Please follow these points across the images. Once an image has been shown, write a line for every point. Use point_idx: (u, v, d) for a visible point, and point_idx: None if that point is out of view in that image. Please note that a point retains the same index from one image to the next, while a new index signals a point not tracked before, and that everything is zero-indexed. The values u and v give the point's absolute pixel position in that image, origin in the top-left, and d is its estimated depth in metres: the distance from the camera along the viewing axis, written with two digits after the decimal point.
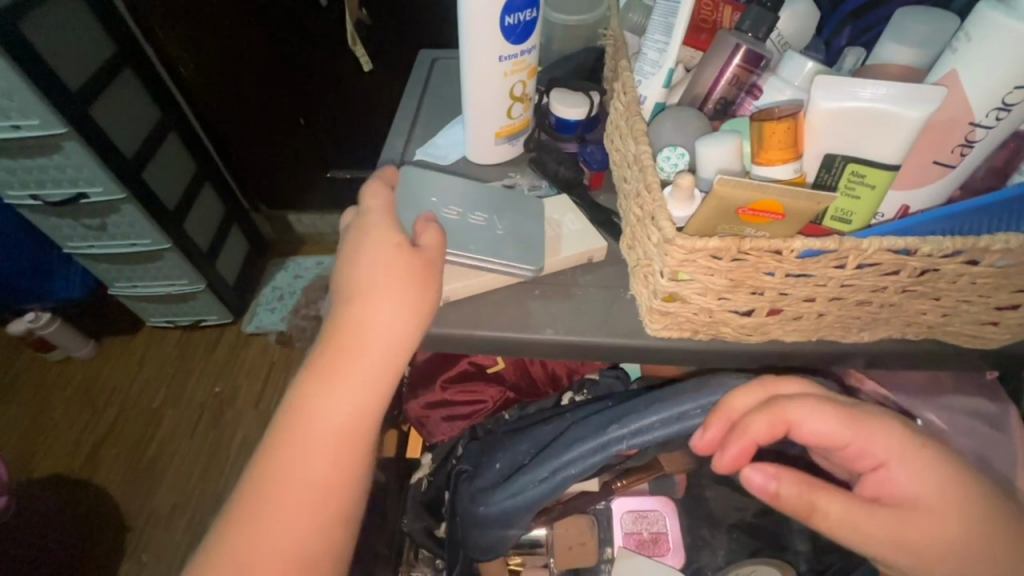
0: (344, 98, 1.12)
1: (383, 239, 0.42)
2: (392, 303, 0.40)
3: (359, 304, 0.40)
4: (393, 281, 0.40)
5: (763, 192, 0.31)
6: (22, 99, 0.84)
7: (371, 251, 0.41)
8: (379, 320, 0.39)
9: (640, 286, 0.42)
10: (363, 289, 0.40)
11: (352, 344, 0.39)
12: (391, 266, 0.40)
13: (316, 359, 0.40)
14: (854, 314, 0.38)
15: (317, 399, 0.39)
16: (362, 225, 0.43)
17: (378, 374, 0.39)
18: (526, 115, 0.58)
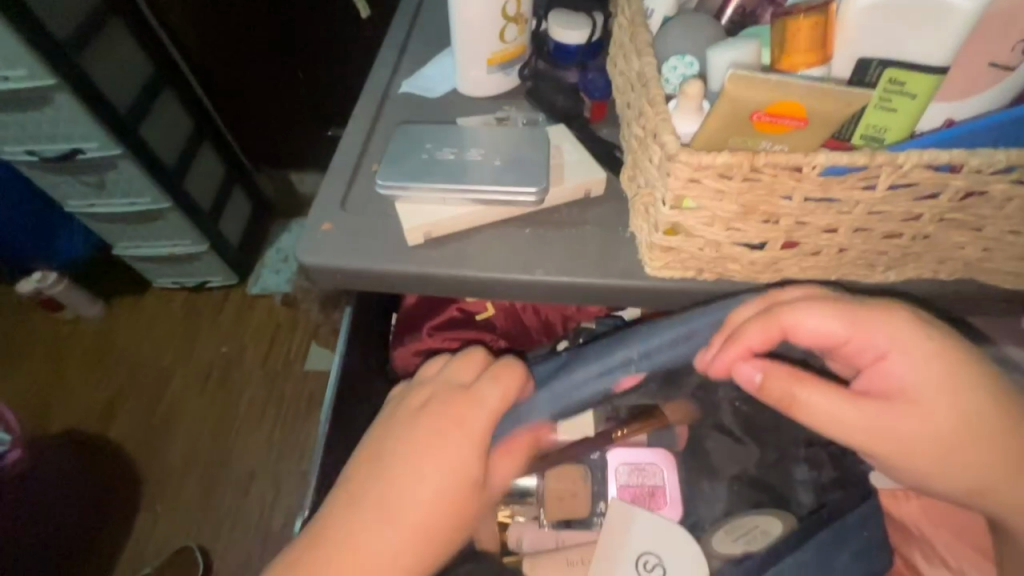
0: (341, 47, 1.05)
1: (463, 437, 0.37)
2: (456, 482, 0.36)
3: (422, 467, 0.36)
4: (462, 491, 0.36)
5: (783, 91, 0.26)
6: (6, 46, 0.79)
7: (432, 454, 0.36)
8: (440, 487, 0.36)
9: (640, 220, 0.38)
10: (440, 446, 0.36)
11: (408, 510, 0.35)
12: (464, 498, 0.36)
13: (366, 506, 0.35)
14: (881, 249, 0.34)
15: (355, 561, 0.34)
16: (448, 412, 0.38)
17: (427, 545, 0.35)
18: (521, 39, 0.52)
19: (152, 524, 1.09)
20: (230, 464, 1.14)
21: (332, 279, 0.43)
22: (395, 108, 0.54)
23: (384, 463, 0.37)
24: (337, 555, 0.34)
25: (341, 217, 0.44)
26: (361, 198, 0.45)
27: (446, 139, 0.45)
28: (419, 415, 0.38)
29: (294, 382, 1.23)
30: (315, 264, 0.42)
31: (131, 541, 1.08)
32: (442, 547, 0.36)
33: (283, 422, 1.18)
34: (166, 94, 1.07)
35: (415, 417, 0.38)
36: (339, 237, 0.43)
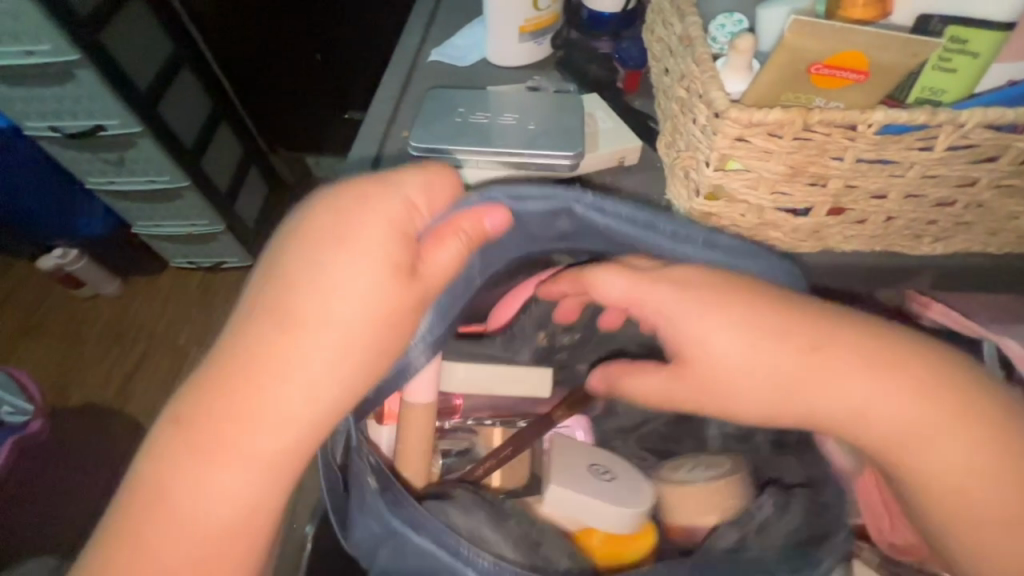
0: (363, 27, 1.05)
1: (370, 224, 0.27)
2: (371, 290, 0.26)
3: (325, 266, 0.26)
4: (375, 302, 0.26)
5: (846, 42, 0.26)
6: (30, 20, 0.80)
7: (341, 277, 0.26)
8: (349, 293, 0.26)
9: (678, 187, 0.37)
10: (339, 247, 0.26)
11: (305, 328, 0.26)
12: (383, 295, 0.26)
13: (258, 320, 0.26)
14: (930, 217, 0.33)
15: (243, 391, 0.26)
16: (347, 199, 0.27)
17: (336, 370, 0.26)
18: (554, 7, 0.52)
19: None
20: None
21: None
22: (423, 76, 0.53)
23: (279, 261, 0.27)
24: (224, 384, 0.26)
25: None
26: (392, 164, 0.45)
27: (480, 104, 0.45)
28: (321, 212, 0.27)
29: None
30: None
31: None
32: (362, 379, 0.27)
33: None
34: (183, 71, 1.07)
35: (313, 214, 0.27)
36: None
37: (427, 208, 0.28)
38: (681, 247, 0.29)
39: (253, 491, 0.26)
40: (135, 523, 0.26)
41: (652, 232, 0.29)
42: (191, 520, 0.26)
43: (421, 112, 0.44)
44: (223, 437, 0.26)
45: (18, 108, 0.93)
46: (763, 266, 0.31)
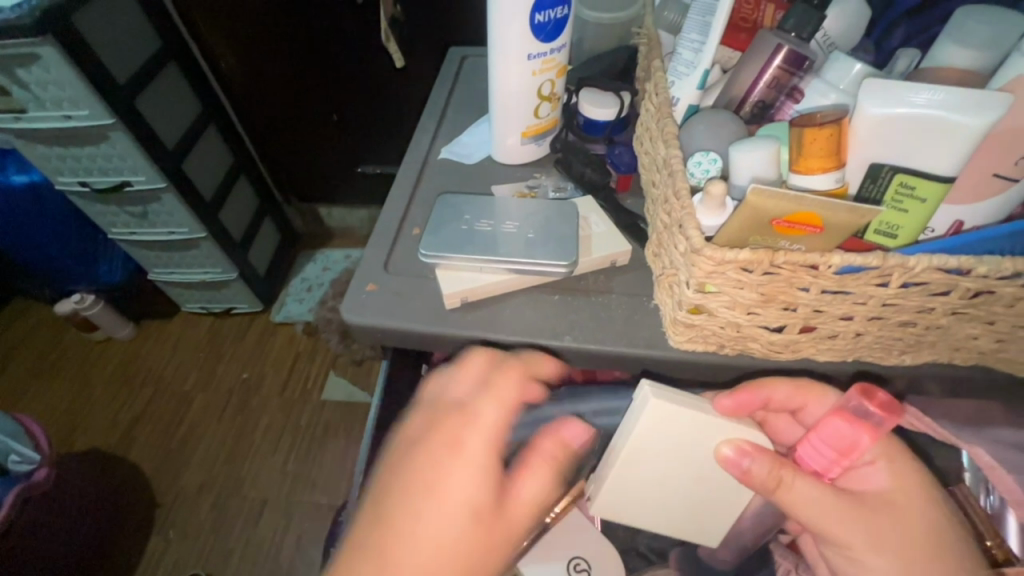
0: (380, 94, 1.13)
1: (482, 439, 0.38)
2: (481, 485, 0.37)
3: (450, 471, 0.37)
4: (484, 493, 0.37)
5: (801, 204, 0.30)
6: (73, 91, 0.87)
7: (455, 471, 0.37)
8: (465, 482, 0.37)
9: (664, 295, 0.40)
10: (454, 453, 0.37)
11: (437, 513, 0.36)
12: (491, 489, 0.37)
13: (404, 506, 0.36)
14: (896, 335, 0.36)
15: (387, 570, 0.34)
16: (453, 421, 0.39)
17: (459, 550, 0.35)
18: (554, 114, 0.57)
19: (163, 551, 1.10)
20: (246, 492, 1.15)
21: (373, 337, 0.46)
22: (433, 174, 0.58)
23: (402, 462, 0.38)
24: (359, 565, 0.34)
25: (385, 278, 0.47)
26: (403, 261, 0.49)
27: (486, 210, 0.49)
28: (438, 433, 0.39)
29: (310, 412, 1.26)
30: (358, 325, 0.45)
31: (140, 568, 1.08)
32: (483, 559, 0.36)
33: (300, 451, 1.20)
34: (207, 132, 1.14)
35: (433, 433, 0.39)
36: (382, 299, 0.46)
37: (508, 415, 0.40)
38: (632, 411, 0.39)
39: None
40: None
41: None
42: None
43: (432, 219, 0.48)
44: None
45: (53, 166, 0.99)
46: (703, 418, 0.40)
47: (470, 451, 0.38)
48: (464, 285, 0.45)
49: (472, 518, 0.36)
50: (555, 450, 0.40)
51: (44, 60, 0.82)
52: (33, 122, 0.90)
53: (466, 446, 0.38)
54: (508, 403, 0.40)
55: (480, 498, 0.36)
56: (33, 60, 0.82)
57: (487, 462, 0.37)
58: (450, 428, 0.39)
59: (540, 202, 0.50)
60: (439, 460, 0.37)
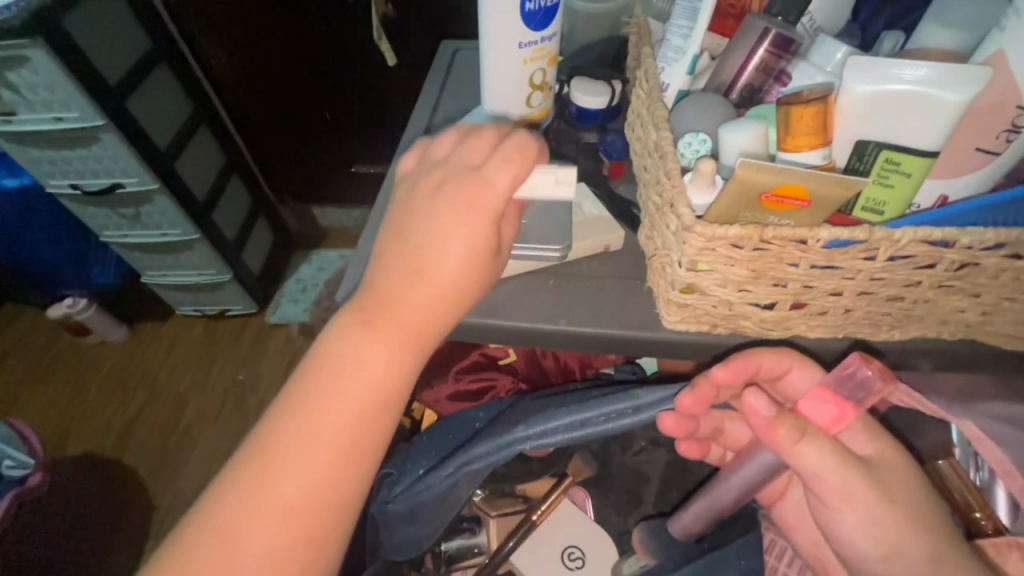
0: (373, 92, 1.13)
1: (486, 207, 0.36)
2: (469, 252, 0.36)
3: (441, 232, 0.36)
4: (471, 261, 0.36)
5: (788, 178, 0.30)
6: (63, 92, 0.86)
7: (443, 257, 0.35)
8: (448, 263, 0.35)
9: (657, 277, 0.41)
10: (445, 234, 0.35)
11: (420, 288, 0.35)
12: (477, 261, 0.36)
13: (396, 269, 0.35)
14: (885, 310, 0.36)
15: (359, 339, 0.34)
16: (465, 187, 0.36)
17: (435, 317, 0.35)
18: (546, 104, 0.57)
19: None
20: None
21: None
22: None
23: (393, 252, 0.36)
24: (319, 373, 0.34)
25: None
26: None
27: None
28: (433, 195, 0.37)
29: None
30: None
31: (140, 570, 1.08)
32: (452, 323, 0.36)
33: None
34: (200, 132, 1.14)
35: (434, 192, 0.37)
36: None
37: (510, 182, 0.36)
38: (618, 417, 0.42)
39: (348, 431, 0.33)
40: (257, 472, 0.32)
41: (588, 425, 0.42)
42: (310, 452, 0.33)
43: None
44: (326, 413, 0.33)
45: (44, 169, 0.98)
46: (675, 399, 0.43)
47: (462, 225, 0.35)
48: None
49: (445, 313, 0.36)
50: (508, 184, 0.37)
51: (34, 62, 0.82)
52: (24, 124, 0.89)
53: (449, 226, 0.36)
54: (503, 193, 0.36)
55: (463, 290, 0.36)
56: (23, 61, 0.81)
57: (473, 250, 0.36)
58: (451, 207, 0.36)
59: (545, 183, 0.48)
60: (427, 241, 0.36)
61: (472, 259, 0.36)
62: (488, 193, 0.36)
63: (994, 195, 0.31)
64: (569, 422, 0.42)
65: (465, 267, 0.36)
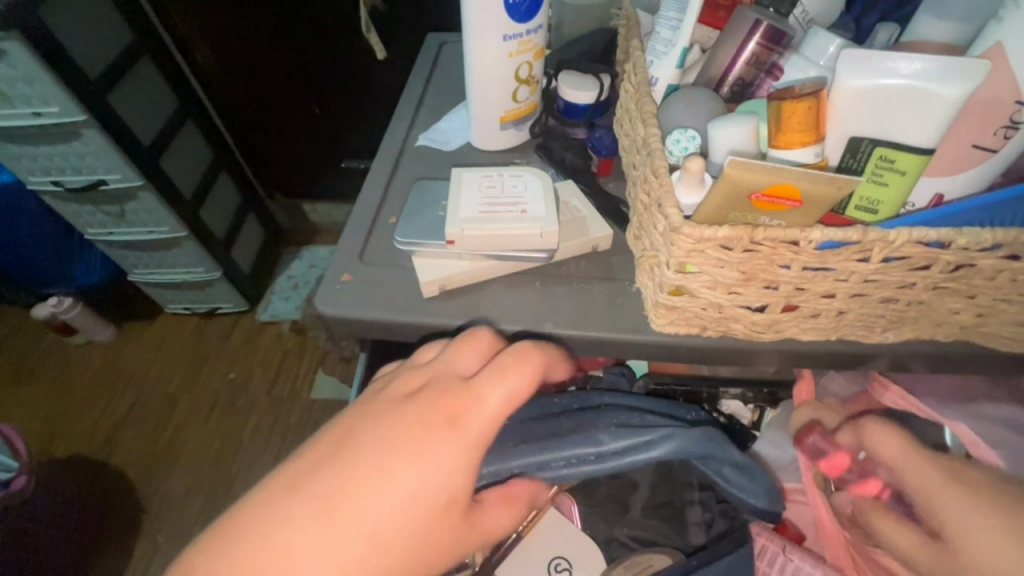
0: (362, 87, 1.11)
1: (457, 439, 0.31)
2: (412, 501, 0.30)
3: (394, 476, 0.30)
4: (411, 513, 0.30)
5: (779, 176, 0.29)
6: (42, 86, 0.83)
7: (391, 490, 0.30)
8: (402, 496, 0.30)
9: (645, 278, 0.40)
10: (412, 456, 0.31)
11: (336, 533, 0.29)
12: (420, 513, 0.30)
13: (323, 490, 0.30)
14: (878, 312, 0.35)
15: (253, 553, 0.29)
16: (446, 401, 0.32)
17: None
18: (533, 98, 0.56)
19: (151, 557, 1.08)
20: (235, 494, 1.14)
21: (349, 329, 0.44)
22: (411, 161, 0.56)
23: (345, 453, 0.31)
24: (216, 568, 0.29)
25: (360, 268, 0.46)
26: (380, 251, 0.47)
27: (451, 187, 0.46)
28: (403, 401, 0.33)
29: (299, 411, 1.24)
30: (334, 315, 0.43)
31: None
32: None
33: (290, 450, 1.19)
34: (185, 127, 1.11)
35: (407, 400, 0.33)
36: (358, 290, 0.44)
37: (506, 389, 0.32)
38: (584, 466, 0.37)
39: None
40: None
41: (548, 468, 0.38)
42: None
43: (409, 207, 0.47)
44: None
45: (24, 166, 0.96)
46: (662, 445, 0.38)
47: (428, 452, 0.31)
48: (442, 272, 0.44)
49: (361, 557, 0.29)
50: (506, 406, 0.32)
51: (11, 56, 0.79)
52: (1, 119, 0.86)
53: (423, 440, 0.31)
54: (495, 410, 0.32)
55: (400, 540, 0.30)
56: None
57: (431, 487, 0.30)
58: (424, 417, 0.32)
59: (522, 168, 0.48)
60: (379, 462, 0.30)
61: (429, 490, 0.30)
62: (471, 411, 0.32)
63: (993, 193, 0.30)
64: (524, 464, 0.37)
65: (415, 506, 0.30)
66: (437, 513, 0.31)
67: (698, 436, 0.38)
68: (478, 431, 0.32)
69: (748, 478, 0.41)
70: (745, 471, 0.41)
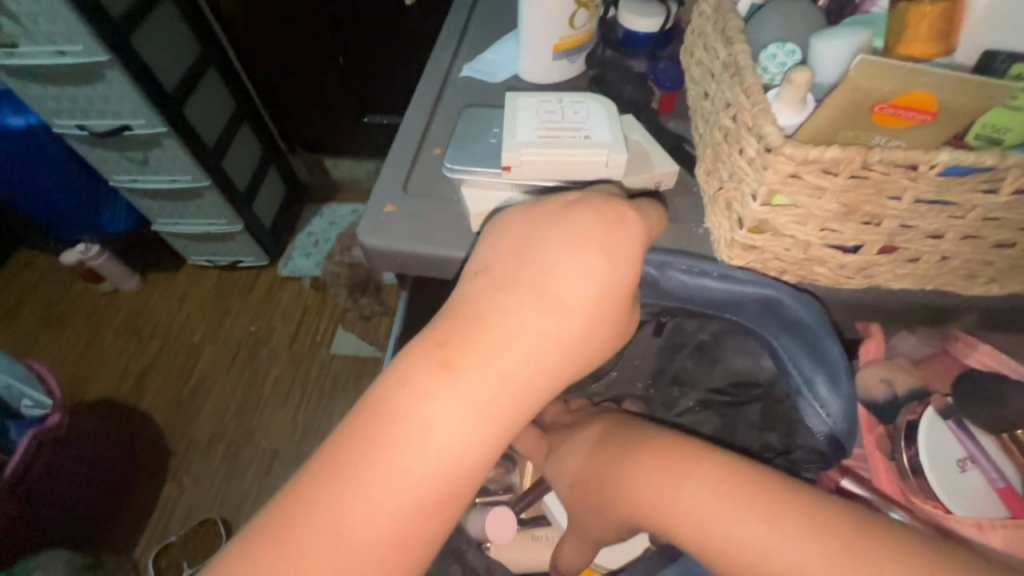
0: (388, 37, 1.05)
1: (630, 234, 0.31)
2: (604, 291, 0.29)
3: (592, 260, 0.29)
4: (604, 305, 0.29)
5: (911, 82, 0.25)
6: (64, 22, 0.80)
7: (589, 276, 0.29)
8: (598, 282, 0.29)
9: (719, 217, 0.36)
10: (599, 245, 0.30)
11: (544, 323, 0.28)
12: (613, 303, 0.30)
13: (517, 292, 0.29)
14: (988, 258, 0.32)
15: (467, 357, 0.27)
16: (609, 205, 0.32)
17: (555, 365, 0.28)
18: (590, 25, 0.51)
19: (178, 496, 1.11)
20: (257, 441, 1.16)
21: (393, 263, 0.42)
22: (454, 92, 0.52)
23: (529, 251, 0.30)
24: (428, 365, 0.27)
25: (404, 199, 0.43)
26: (424, 182, 0.44)
27: (507, 112, 0.43)
28: (567, 211, 0.31)
29: (320, 363, 1.25)
30: (377, 247, 0.41)
31: (156, 513, 1.09)
32: (572, 377, 0.30)
33: (310, 401, 1.20)
34: (208, 73, 1.07)
35: (569, 206, 0.32)
36: (403, 220, 0.42)
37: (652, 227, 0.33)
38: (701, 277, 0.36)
39: (437, 475, 0.26)
40: (341, 467, 0.26)
41: (668, 271, 0.36)
42: (390, 489, 0.25)
43: (459, 134, 0.44)
44: (436, 413, 0.26)
45: (48, 107, 0.93)
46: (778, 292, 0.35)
47: (612, 242, 0.30)
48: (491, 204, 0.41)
49: (574, 339, 0.29)
50: (658, 223, 0.33)
51: None
52: (24, 57, 0.84)
53: (609, 232, 0.30)
54: (649, 225, 0.32)
55: (602, 328, 0.29)
56: None
57: (623, 275, 0.30)
58: (602, 214, 0.31)
59: (583, 95, 0.44)
60: (570, 251, 0.29)
61: (623, 278, 0.30)
62: (633, 215, 0.32)
63: None
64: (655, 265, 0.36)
65: (608, 290, 0.29)
66: (626, 300, 0.30)
67: (802, 303, 0.35)
68: (640, 228, 0.31)
69: (835, 392, 0.35)
70: (835, 379, 0.35)
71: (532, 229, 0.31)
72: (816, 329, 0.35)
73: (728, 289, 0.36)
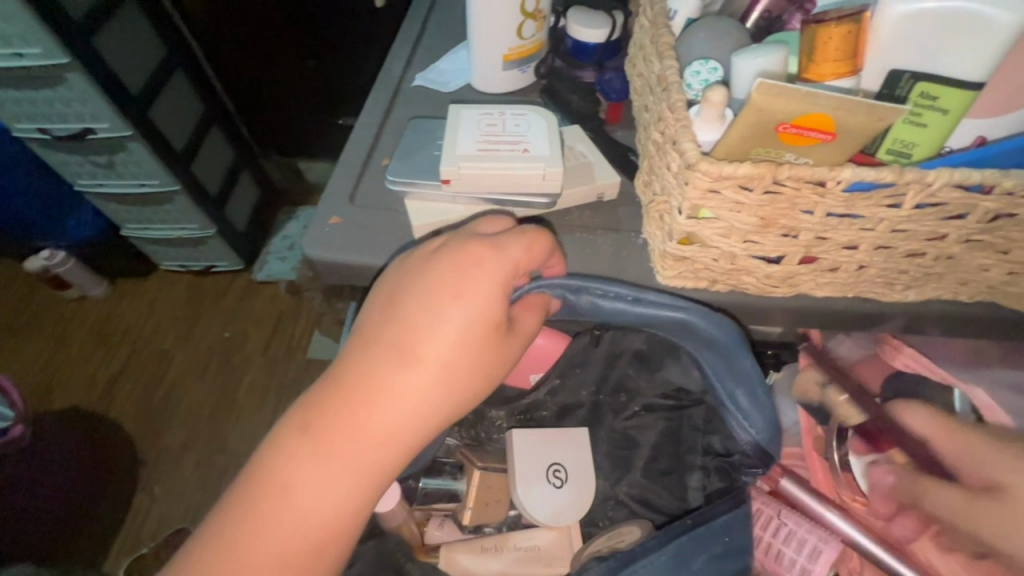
0: (357, 39, 1.05)
1: (489, 275, 0.32)
2: (462, 339, 0.31)
3: (446, 313, 0.31)
4: (458, 350, 0.31)
5: (810, 104, 0.26)
6: (19, 24, 0.78)
7: (443, 331, 0.31)
8: (451, 334, 0.31)
9: (653, 227, 0.37)
10: (455, 297, 0.32)
11: (399, 377, 0.31)
12: (471, 349, 0.32)
13: (375, 350, 0.32)
14: (901, 267, 0.33)
15: (328, 419, 0.31)
16: (471, 248, 0.33)
17: (412, 415, 0.31)
18: (539, 36, 0.51)
19: (149, 506, 1.09)
20: (229, 450, 1.14)
21: (339, 274, 0.42)
22: (406, 102, 0.53)
23: (393, 308, 0.32)
24: (294, 433, 0.31)
25: (350, 210, 0.43)
26: (371, 194, 0.44)
27: (449, 124, 0.43)
28: (435, 255, 0.33)
29: (296, 369, 1.23)
30: (321, 260, 0.41)
31: (126, 522, 1.07)
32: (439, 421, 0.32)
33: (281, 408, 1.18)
34: (174, 75, 1.05)
35: (435, 254, 0.33)
36: (347, 232, 0.42)
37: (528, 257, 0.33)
38: (616, 301, 0.34)
39: (315, 525, 0.30)
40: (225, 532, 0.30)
41: (584, 294, 0.34)
42: (264, 545, 0.30)
43: (403, 146, 0.45)
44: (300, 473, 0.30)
45: (7, 110, 0.91)
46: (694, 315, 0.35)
47: (473, 293, 0.32)
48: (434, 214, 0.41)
49: (431, 390, 0.31)
50: (526, 251, 0.33)
51: None
52: None
53: (474, 281, 0.32)
54: (522, 254, 0.33)
55: (463, 375, 0.32)
56: None
57: (481, 323, 0.32)
58: (463, 262, 0.32)
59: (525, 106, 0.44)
60: (427, 307, 0.32)
61: (482, 326, 0.32)
62: (500, 249, 0.33)
63: None
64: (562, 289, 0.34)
65: (462, 340, 0.31)
66: (489, 344, 0.32)
67: (722, 325, 0.35)
68: (507, 266, 0.32)
69: (755, 406, 0.37)
70: (755, 396, 0.37)
71: (397, 285, 0.33)
72: (731, 346, 0.36)
73: (643, 314, 0.35)
